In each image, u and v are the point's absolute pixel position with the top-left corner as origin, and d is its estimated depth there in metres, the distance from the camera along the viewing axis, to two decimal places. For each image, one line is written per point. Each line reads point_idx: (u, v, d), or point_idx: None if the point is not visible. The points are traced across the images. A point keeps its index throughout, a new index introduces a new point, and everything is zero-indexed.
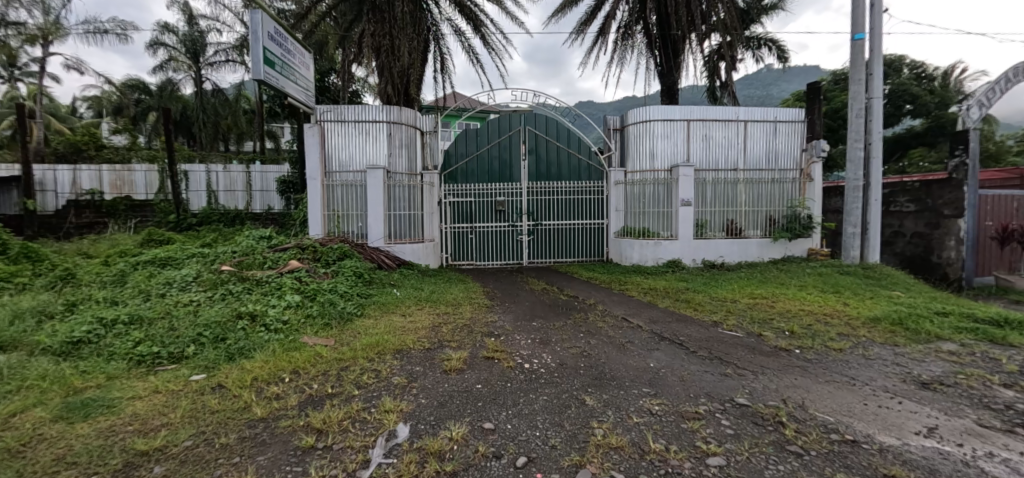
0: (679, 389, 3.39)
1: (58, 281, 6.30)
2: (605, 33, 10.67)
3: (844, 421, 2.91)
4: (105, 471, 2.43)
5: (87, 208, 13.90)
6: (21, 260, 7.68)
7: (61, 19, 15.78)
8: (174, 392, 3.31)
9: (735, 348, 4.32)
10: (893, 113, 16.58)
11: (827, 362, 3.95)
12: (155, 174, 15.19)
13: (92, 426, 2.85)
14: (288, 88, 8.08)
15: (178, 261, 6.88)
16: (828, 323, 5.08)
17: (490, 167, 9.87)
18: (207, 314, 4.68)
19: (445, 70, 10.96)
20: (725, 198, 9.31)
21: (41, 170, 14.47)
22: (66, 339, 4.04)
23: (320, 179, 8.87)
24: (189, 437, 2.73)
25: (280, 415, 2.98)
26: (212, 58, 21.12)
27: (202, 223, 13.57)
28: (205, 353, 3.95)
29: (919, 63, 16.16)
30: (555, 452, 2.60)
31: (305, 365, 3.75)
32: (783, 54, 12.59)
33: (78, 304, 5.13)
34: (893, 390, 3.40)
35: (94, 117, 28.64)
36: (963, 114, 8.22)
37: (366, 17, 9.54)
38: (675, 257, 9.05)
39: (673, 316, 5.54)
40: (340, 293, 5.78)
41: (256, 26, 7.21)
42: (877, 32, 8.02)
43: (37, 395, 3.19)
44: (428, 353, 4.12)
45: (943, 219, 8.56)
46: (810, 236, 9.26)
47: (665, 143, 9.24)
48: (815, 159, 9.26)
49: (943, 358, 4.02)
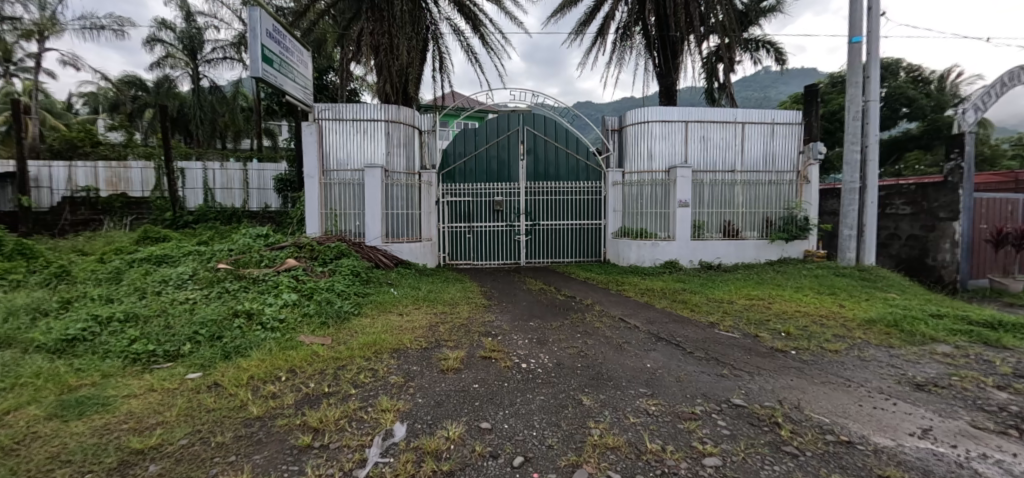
0: (676, 389, 3.40)
1: (52, 278, 6.28)
2: (605, 34, 10.67)
3: (840, 422, 2.93)
4: (100, 469, 2.42)
5: (82, 205, 13.82)
6: (16, 257, 7.63)
7: (57, 15, 15.63)
8: (170, 391, 3.29)
9: (732, 349, 4.35)
10: (890, 116, 16.49)
11: (824, 363, 3.98)
12: (152, 171, 15.12)
13: (87, 424, 2.83)
14: (286, 86, 8.05)
15: (173, 259, 6.82)
16: (824, 324, 5.10)
17: (489, 167, 9.87)
18: (203, 312, 4.65)
19: (445, 70, 11.01)
20: (722, 199, 9.33)
21: (36, 167, 14.40)
22: (61, 337, 4.01)
23: (318, 178, 8.86)
24: (185, 435, 2.72)
25: (276, 414, 2.96)
26: (210, 54, 21.10)
27: (199, 221, 13.57)
28: (201, 352, 3.92)
29: (916, 66, 16.19)
30: (551, 452, 2.61)
31: (301, 364, 3.74)
32: (781, 56, 12.62)
33: (73, 302, 5.10)
34: (887, 392, 3.42)
35: (90, 113, 28.52)
36: (960, 116, 8.19)
37: (365, 15, 9.55)
38: (672, 258, 9.04)
39: (669, 316, 5.57)
40: (338, 292, 5.76)
41: (255, 24, 7.19)
42: (873, 36, 8.08)
43: (31, 393, 3.18)
44: (425, 353, 4.11)
45: (939, 221, 8.61)
46: (806, 238, 9.30)
47: (662, 144, 9.30)
48: (812, 161, 9.27)
49: (938, 360, 4.05)
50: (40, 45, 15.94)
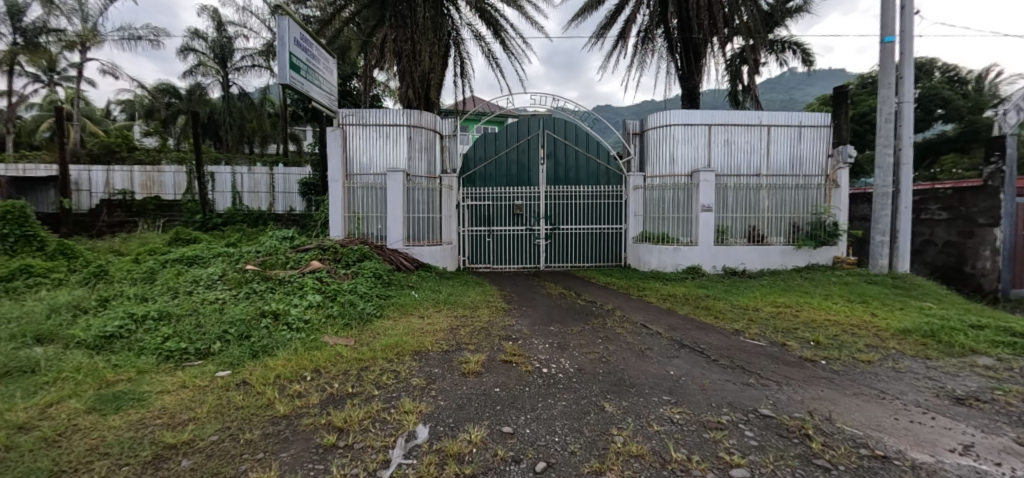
0: (701, 398, 3.33)
1: (92, 277, 6.56)
2: (625, 37, 10.61)
3: (874, 435, 2.82)
4: (135, 462, 2.50)
5: (118, 208, 14.25)
6: (58, 257, 8.00)
7: (98, 26, 16.45)
8: (201, 388, 3.39)
9: (758, 357, 4.23)
10: (924, 118, 15.94)
11: (855, 374, 3.84)
12: (184, 175, 15.71)
13: (124, 419, 2.94)
14: (312, 93, 8.26)
15: (204, 259, 7.06)
16: (855, 333, 4.93)
17: (509, 171, 9.93)
18: (231, 312, 4.78)
19: (466, 75, 11.12)
20: (747, 204, 9.12)
21: (76, 171, 15.14)
22: (99, 334, 4.18)
23: (341, 181, 9.01)
24: (215, 432, 2.79)
25: (302, 413, 3.02)
26: (239, 62, 21.77)
27: (227, 223, 13.95)
28: (230, 351, 4.03)
29: (951, 66, 15.74)
30: (574, 458, 2.58)
31: (326, 364, 3.81)
32: (808, 57, 12.33)
33: (110, 300, 5.30)
34: (925, 405, 3.28)
35: (128, 119, 29.84)
36: (1000, 117, 7.86)
37: (388, 23, 9.79)
38: (694, 264, 8.87)
39: (692, 323, 5.46)
40: (361, 294, 5.86)
41: (283, 32, 7.39)
42: (907, 35, 7.82)
43: (71, 387, 3.31)
44: (446, 355, 4.14)
45: (977, 228, 8.25)
46: (835, 244, 9.00)
47: (685, 148, 9.17)
48: (842, 165, 8.99)
49: (978, 373, 3.87)
50: (81, 56, 16.75)
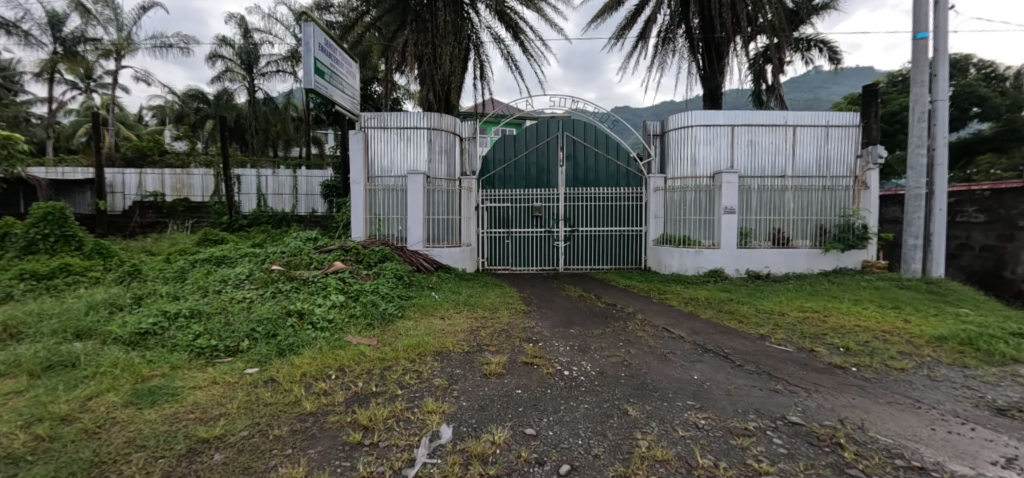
0: (726, 404, 3.26)
1: (126, 275, 6.80)
2: (646, 38, 10.52)
3: (910, 446, 2.72)
4: (171, 455, 2.58)
5: (150, 209, 14.88)
6: (94, 256, 8.32)
7: (132, 35, 17.07)
8: (231, 384, 3.48)
9: (785, 363, 4.13)
10: (959, 117, 15.38)
11: (888, 382, 3.72)
12: (211, 177, 16.17)
13: (159, 412, 3.04)
14: (336, 96, 8.42)
15: (232, 259, 7.26)
16: (887, 340, 4.77)
17: (528, 173, 9.95)
18: (259, 311, 4.90)
19: (485, 78, 11.18)
20: (772, 206, 8.92)
21: (111, 174, 15.73)
22: (134, 331, 4.34)
23: (363, 183, 9.15)
24: (245, 427, 2.86)
25: (328, 410, 3.07)
26: (265, 68, 22.35)
27: (252, 224, 14.29)
28: (258, 348, 4.13)
29: (988, 62, 15.21)
30: (598, 461, 2.56)
31: (350, 363, 3.87)
32: (835, 55, 12.01)
33: (144, 298, 5.49)
34: (964, 416, 3.15)
35: (159, 124, 30.92)
36: None
37: (409, 27, 9.94)
38: (717, 267, 8.68)
39: (715, 327, 5.35)
40: (382, 294, 5.93)
41: (308, 38, 7.56)
42: (941, 31, 7.55)
43: (110, 381, 3.44)
44: (468, 356, 4.16)
45: (1018, 231, 7.89)
46: (865, 248, 8.72)
47: (707, 149, 9.07)
48: (871, 166, 8.73)
49: (1021, 383, 3.70)
50: (117, 63, 17.41)
